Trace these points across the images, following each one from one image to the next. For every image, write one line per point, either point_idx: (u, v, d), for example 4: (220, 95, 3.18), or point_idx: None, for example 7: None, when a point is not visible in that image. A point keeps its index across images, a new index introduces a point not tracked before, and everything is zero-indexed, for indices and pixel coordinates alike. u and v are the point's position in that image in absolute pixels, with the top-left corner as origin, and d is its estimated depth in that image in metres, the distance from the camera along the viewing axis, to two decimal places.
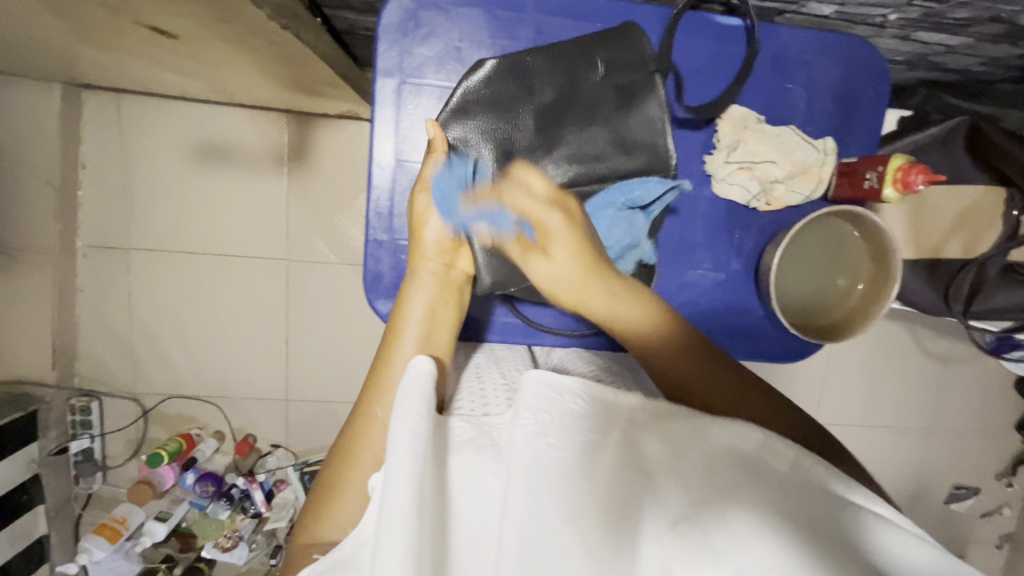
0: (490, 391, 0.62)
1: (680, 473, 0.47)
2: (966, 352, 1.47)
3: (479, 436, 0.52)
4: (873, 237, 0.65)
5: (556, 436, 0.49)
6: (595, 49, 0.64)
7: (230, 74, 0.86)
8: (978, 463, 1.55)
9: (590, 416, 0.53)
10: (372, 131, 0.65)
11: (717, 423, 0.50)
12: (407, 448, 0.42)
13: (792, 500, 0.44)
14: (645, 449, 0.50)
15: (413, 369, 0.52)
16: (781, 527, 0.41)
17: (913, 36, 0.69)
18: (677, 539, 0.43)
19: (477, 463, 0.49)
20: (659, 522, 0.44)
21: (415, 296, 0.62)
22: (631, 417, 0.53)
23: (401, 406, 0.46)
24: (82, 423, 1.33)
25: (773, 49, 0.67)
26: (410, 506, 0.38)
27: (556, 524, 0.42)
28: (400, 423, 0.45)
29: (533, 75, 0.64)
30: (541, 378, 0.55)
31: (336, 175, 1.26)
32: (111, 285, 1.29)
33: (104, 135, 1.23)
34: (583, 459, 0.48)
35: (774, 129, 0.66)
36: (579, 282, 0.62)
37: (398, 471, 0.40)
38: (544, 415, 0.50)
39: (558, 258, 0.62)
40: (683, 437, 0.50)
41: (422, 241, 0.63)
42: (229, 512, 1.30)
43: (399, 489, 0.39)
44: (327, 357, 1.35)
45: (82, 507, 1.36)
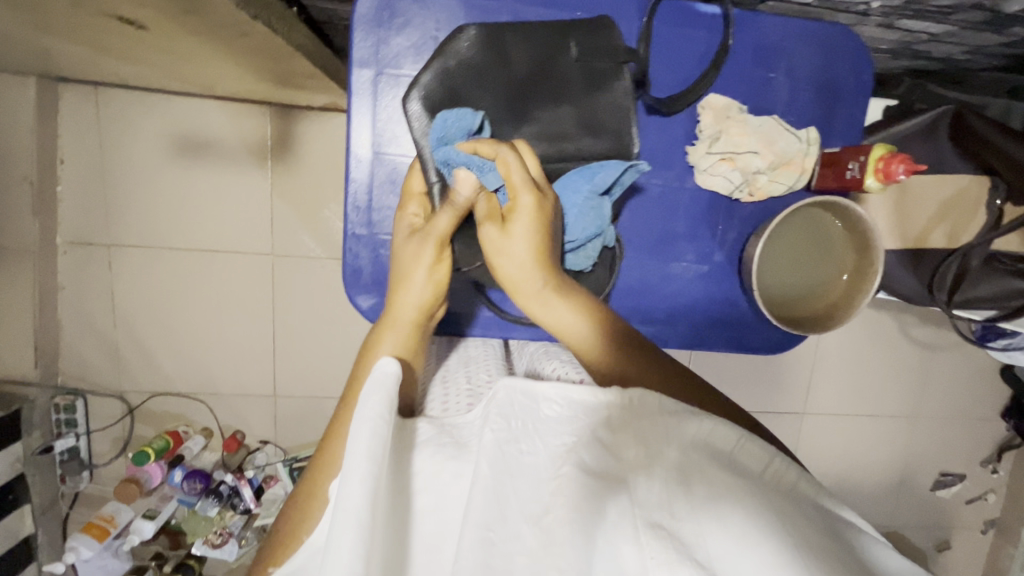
0: (452, 393, 0.64)
1: (654, 470, 0.47)
2: (953, 341, 1.48)
3: (440, 436, 0.53)
4: (856, 228, 0.65)
5: (525, 440, 0.51)
6: (569, 32, 0.63)
7: (207, 67, 0.84)
8: (964, 450, 1.57)
9: (567, 421, 0.53)
10: (349, 123, 0.64)
11: (694, 420, 0.51)
12: (367, 450, 0.42)
13: (766, 505, 0.45)
14: (622, 450, 0.50)
15: (379, 370, 0.49)
16: (757, 533, 0.43)
17: (896, 24, 0.68)
18: (655, 540, 0.42)
19: (440, 463, 0.50)
20: (634, 520, 0.43)
21: (389, 340, 0.56)
22: (608, 416, 0.52)
23: (365, 404, 0.45)
24: (66, 422, 1.31)
25: (753, 37, 0.66)
26: (366, 505, 0.39)
27: (519, 525, 0.44)
28: (363, 421, 0.44)
29: (505, 49, 0.62)
30: (515, 385, 0.55)
31: (321, 168, 1.25)
32: (93, 282, 1.28)
33: (82, 129, 1.20)
34: (551, 462, 0.49)
35: (757, 119, 0.65)
36: (529, 271, 0.55)
37: (355, 470, 0.40)
38: (515, 420, 0.52)
39: (516, 237, 0.55)
40: (657, 436, 0.50)
41: (401, 291, 0.57)
42: (218, 509, 1.28)
43: (354, 490, 0.39)
44: (315, 352, 1.34)
45: (70, 507, 1.34)
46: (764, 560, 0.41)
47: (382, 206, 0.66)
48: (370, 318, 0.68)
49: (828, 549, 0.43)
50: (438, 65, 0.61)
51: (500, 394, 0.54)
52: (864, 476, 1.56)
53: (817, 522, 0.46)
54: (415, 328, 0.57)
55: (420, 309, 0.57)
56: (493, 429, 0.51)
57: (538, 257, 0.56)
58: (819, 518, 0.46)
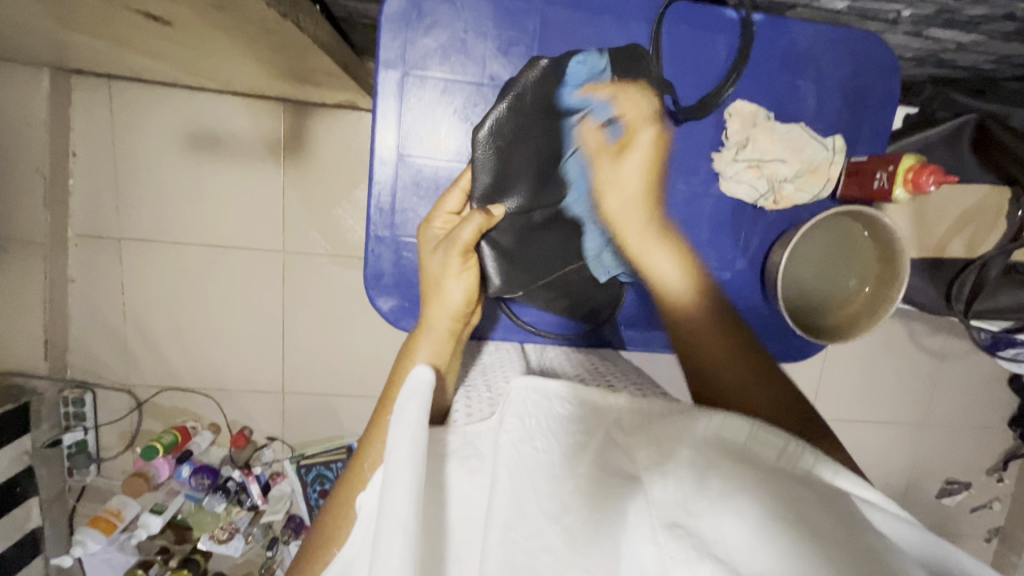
0: (475, 404, 0.61)
1: (669, 469, 0.48)
2: (963, 349, 1.47)
3: (465, 443, 0.53)
4: (880, 236, 0.64)
5: (540, 436, 0.50)
6: (636, 77, 0.63)
7: (226, 62, 0.84)
8: (971, 459, 1.56)
9: (576, 420, 0.53)
10: (373, 123, 0.63)
11: (703, 418, 0.52)
12: (406, 455, 0.41)
13: (781, 497, 0.44)
14: (634, 450, 0.51)
15: (413, 378, 0.49)
16: (778, 527, 0.42)
17: (924, 32, 0.68)
18: (674, 541, 0.42)
19: (465, 470, 0.51)
20: (653, 520, 0.44)
21: (426, 348, 0.58)
22: (618, 419, 0.54)
23: (404, 412, 0.45)
24: (75, 415, 1.31)
25: (781, 43, 0.66)
26: (408, 511, 0.39)
27: (542, 522, 0.44)
28: (399, 430, 0.44)
29: (587, 90, 0.63)
30: (527, 384, 0.54)
31: (333, 166, 1.24)
32: (103, 276, 1.27)
33: (94, 122, 1.20)
34: (567, 458, 0.49)
35: (784, 127, 0.65)
36: (633, 204, 0.66)
37: (397, 476, 0.40)
38: (529, 419, 0.51)
39: (629, 166, 0.65)
40: (668, 436, 0.51)
41: (443, 299, 0.59)
42: (225, 504, 1.29)
43: (398, 496, 0.39)
44: (323, 350, 1.34)
45: (76, 500, 1.34)
46: (787, 561, 0.40)
47: (405, 208, 0.66)
48: (391, 320, 0.68)
49: (851, 530, 0.41)
50: (514, 99, 0.59)
51: (515, 394, 0.53)
52: (868, 483, 1.56)
53: (833, 503, 0.44)
54: (452, 337, 0.60)
55: (457, 314, 0.59)
56: (507, 430, 0.50)
57: (644, 192, 0.67)
58: (842, 507, 0.44)
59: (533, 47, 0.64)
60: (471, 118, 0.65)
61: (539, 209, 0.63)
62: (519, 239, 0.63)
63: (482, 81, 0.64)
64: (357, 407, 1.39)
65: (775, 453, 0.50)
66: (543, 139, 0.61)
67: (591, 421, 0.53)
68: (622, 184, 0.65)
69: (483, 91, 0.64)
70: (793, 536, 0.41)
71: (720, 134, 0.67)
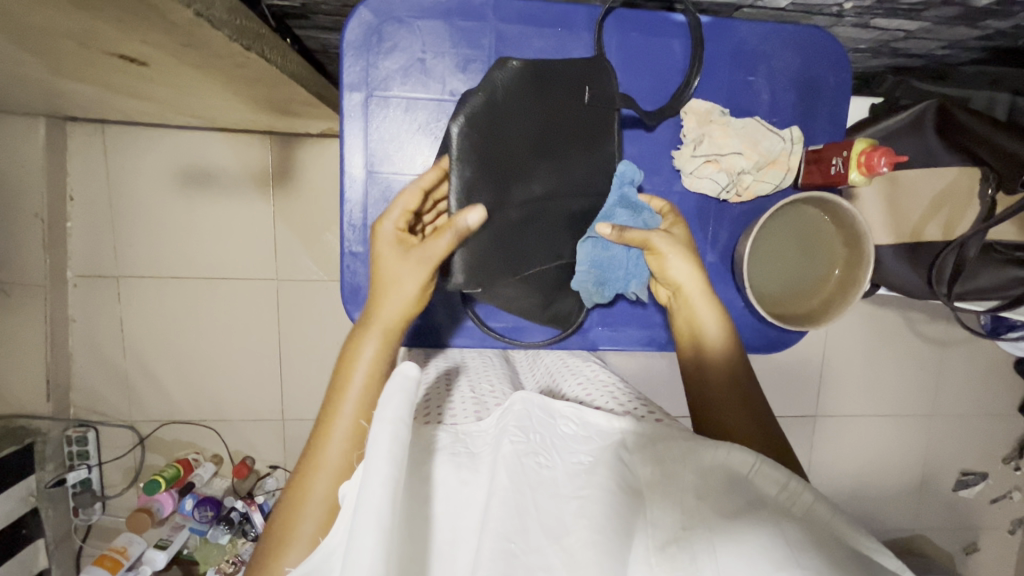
0: (458, 404, 0.63)
1: (671, 491, 0.48)
2: (963, 335, 1.46)
3: (455, 444, 0.52)
4: (842, 221, 0.65)
5: (543, 453, 0.49)
6: (586, 75, 0.64)
7: (208, 99, 0.87)
8: (986, 448, 1.53)
9: (582, 440, 0.52)
10: (342, 146, 0.66)
11: (712, 446, 0.49)
12: (387, 450, 0.39)
13: (784, 535, 0.44)
14: (639, 466, 0.50)
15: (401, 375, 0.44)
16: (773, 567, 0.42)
17: (870, 22, 0.70)
18: (665, 562, 0.44)
19: (454, 472, 0.49)
20: (648, 544, 0.45)
21: (371, 342, 0.59)
22: (625, 438, 0.51)
23: (384, 408, 0.42)
24: (78, 454, 1.32)
25: (731, 42, 0.68)
26: (386, 506, 0.37)
27: (541, 540, 0.42)
28: (381, 425, 0.41)
29: (550, 86, 0.63)
30: (533, 399, 0.53)
31: (321, 193, 1.28)
32: (104, 314, 1.30)
33: (90, 166, 1.24)
34: (574, 477, 0.48)
35: (739, 121, 0.66)
36: (690, 276, 0.64)
37: (375, 472, 0.38)
38: (534, 434, 0.50)
39: (675, 258, 0.64)
40: (676, 455, 0.49)
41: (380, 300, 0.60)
42: (229, 536, 1.28)
43: (373, 494, 0.37)
44: (322, 375, 1.35)
45: (83, 540, 1.34)
46: None
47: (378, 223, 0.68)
48: None
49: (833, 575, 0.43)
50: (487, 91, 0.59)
51: (517, 406, 0.52)
52: (882, 479, 1.53)
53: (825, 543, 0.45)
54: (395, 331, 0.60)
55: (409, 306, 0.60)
56: (511, 440, 0.48)
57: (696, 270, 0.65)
58: (830, 542, 0.46)
59: (490, 63, 0.66)
60: (436, 133, 0.67)
61: (512, 207, 0.62)
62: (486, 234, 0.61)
63: (443, 97, 0.67)
64: None
65: (774, 487, 0.48)
66: (511, 131, 0.60)
67: (593, 441, 0.51)
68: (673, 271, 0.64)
69: (445, 106, 0.67)
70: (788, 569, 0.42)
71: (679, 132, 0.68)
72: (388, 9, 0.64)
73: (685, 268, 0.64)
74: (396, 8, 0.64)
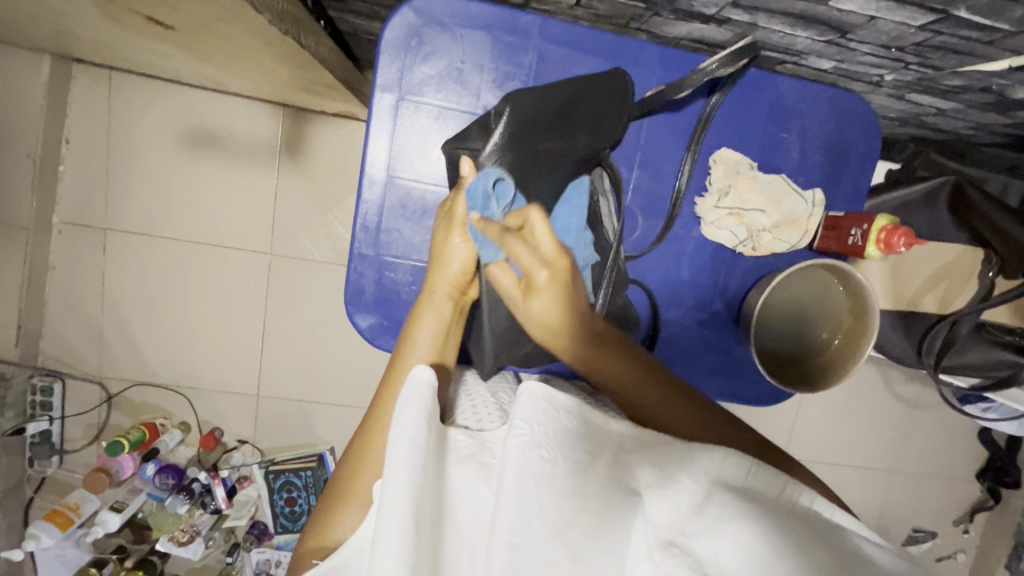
0: (482, 410, 0.61)
1: (670, 491, 0.44)
2: (935, 399, 1.50)
3: (482, 451, 0.49)
4: (853, 291, 0.65)
5: (547, 446, 0.43)
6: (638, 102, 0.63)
7: (229, 66, 0.85)
8: (939, 508, 1.58)
9: (584, 435, 0.47)
10: (366, 144, 0.64)
11: (707, 449, 0.48)
12: (405, 459, 0.41)
13: (778, 526, 0.43)
14: (636, 469, 0.47)
15: (414, 377, 0.48)
16: (772, 547, 0.40)
17: (906, 96, 0.70)
18: (669, 558, 0.40)
19: (472, 478, 0.46)
20: (648, 538, 0.42)
21: (429, 322, 0.58)
22: (621, 441, 0.49)
23: (403, 412, 0.45)
24: (41, 404, 1.28)
25: (769, 97, 0.67)
26: (408, 511, 0.38)
27: (543, 533, 0.38)
28: (399, 430, 0.43)
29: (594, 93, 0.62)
30: (539, 388, 0.47)
31: (328, 172, 1.25)
32: (85, 264, 1.26)
33: (93, 111, 1.20)
34: (574, 470, 0.43)
35: (767, 177, 0.66)
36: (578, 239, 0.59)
37: (396, 478, 0.39)
38: (537, 425, 0.44)
39: (563, 210, 0.58)
40: (672, 461, 0.48)
41: (444, 271, 0.58)
42: (187, 506, 1.27)
43: (395, 498, 0.38)
44: (302, 355, 1.33)
45: (34, 491, 1.30)
46: None
47: (391, 228, 0.66)
48: (368, 337, 0.67)
49: (841, 566, 0.40)
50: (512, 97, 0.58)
51: (524, 396, 0.46)
52: None
53: (831, 540, 0.43)
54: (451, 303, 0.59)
55: (466, 272, 0.58)
56: (515, 435, 0.43)
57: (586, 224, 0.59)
58: (832, 538, 0.44)
59: (528, 83, 0.65)
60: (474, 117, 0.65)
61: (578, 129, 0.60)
62: (517, 121, 0.57)
63: (476, 110, 0.65)
64: (331, 416, 1.37)
65: (770, 489, 0.48)
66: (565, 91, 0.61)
67: (598, 441, 0.48)
68: (562, 220, 0.59)
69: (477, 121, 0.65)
70: (786, 550, 0.40)
71: (705, 179, 0.68)
72: (432, 13, 0.62)
73: (562, 278, 0.53)
74: (440, 12, 0.62)
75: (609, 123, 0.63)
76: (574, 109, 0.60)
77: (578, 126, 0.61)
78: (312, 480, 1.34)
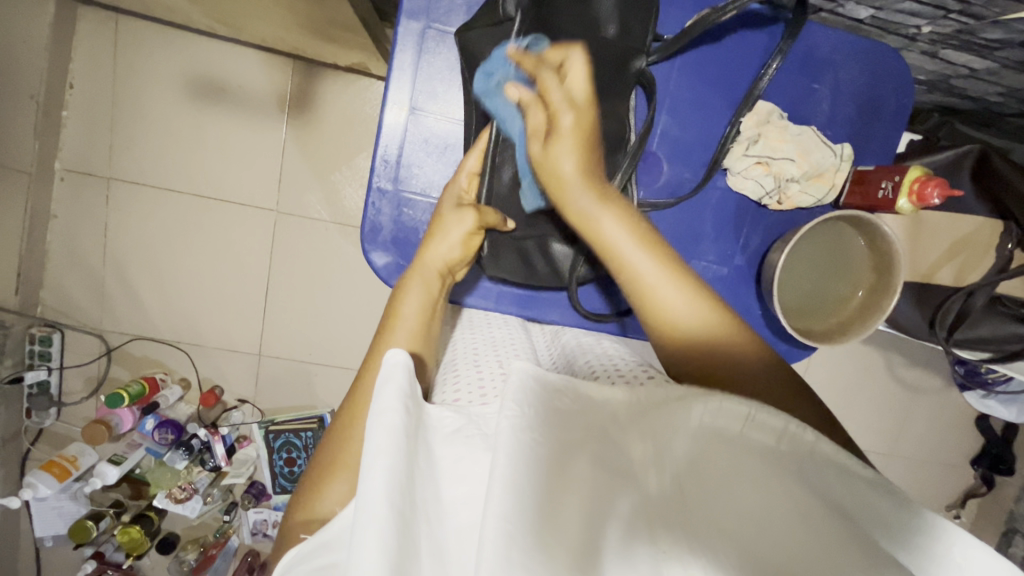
0: (486, 379, 0.58)
1: (665, 461, 0.41)
2: (935, 384, 1.51)
3: (467, 427, 0.47)
4: (879, 246, 0.64)
5: (542, 425, 0.39)
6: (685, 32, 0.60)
7: (243, 1, 0.83)
8: (933, 493, 1.59)
9: (593, 408, 0.42)
10: (389, 75, 0.63)
11: (700, 403, 0.41)
12: (387, 444, 0.37)
13: (776, 490, 0.38)
14: (632, 441, 0.42)
15: (388, 361, 0.44)
16: (766, 520, 0.37)
17: (940, 53, 0.69)
18: (672, 535, 0.36)
19: (466, 455, 0.44)
20: (649, 517, 0.37)
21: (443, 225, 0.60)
22: (624, 409, 0.43)
23: (381, 399, 0.41)
24: (40, 354, 1.25)
25: (804, 45, 0.66)
26: (386, 498, 0.34)
27: (541, 523, 0.34)
28: (379, 424, 0.38)
29: (630, 11, 0.60)
30: None
31: (338, 129, 1.23)
32: (88, 213, 1.24)
33: (98, 55, 1.17)
34: (576, 454, 0.38)
35: (796, 128, 0.65)
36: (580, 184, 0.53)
37: (373, 468, 0.36)
38: (531, 404, 0.40)
39: (561, 153, 0.54)
40: (662, 424, 0.42)
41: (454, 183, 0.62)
42: (186, 462, 1.27)
43: (375, 489, 0.34)
44: (307, 316, 1.32)
45: (31, 443, 1.28)
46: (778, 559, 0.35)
47: (411, 164, 0.65)
48: (383, 277, 0.66)
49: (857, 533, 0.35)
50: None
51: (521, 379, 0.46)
52: None
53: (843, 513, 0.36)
54: (440, 280, 0.60)
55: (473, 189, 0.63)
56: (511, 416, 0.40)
57: (584, 170, 0.54)
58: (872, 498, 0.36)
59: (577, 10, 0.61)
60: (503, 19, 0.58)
61: (609, 35, 0.60)
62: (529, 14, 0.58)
63: None
64: (334, 378, 1.36)
65: (772, 436, 0.40)
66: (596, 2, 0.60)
67: (596, 414, 0.42)
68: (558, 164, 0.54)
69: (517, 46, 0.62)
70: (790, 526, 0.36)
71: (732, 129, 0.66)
72: None
73: (570, 164, 0.54)
74: None
75: (638, 21, 0.61)
76: (593, 5, 0.59)
77: (602, 19, 0.60)
78: (312, 441, 1.32)
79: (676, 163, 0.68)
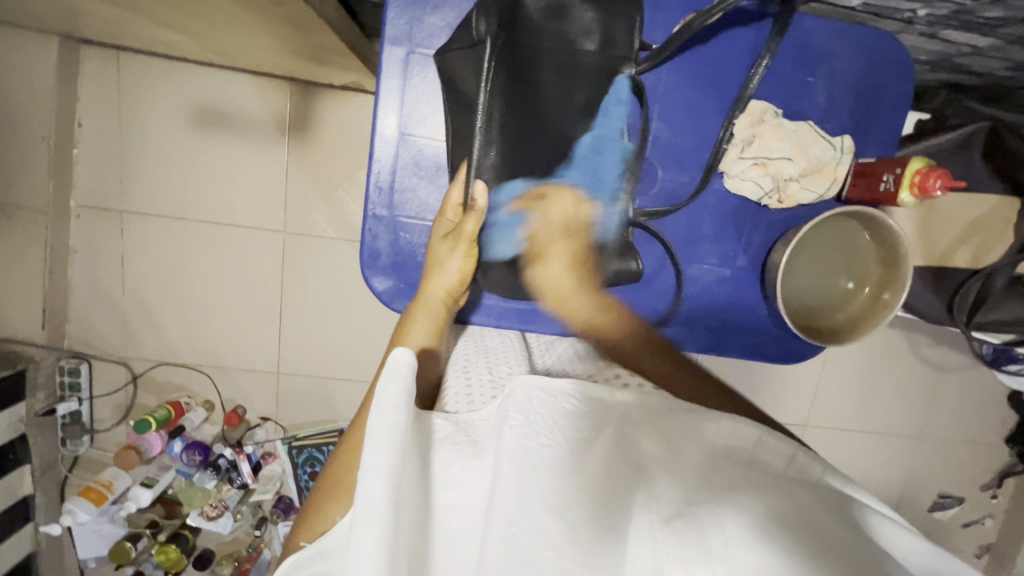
0: (477, 386, 0.58)
1: (674, 467, 0.44)
2: (963, 362, 1.46)
3: (461, 434, 0.48)
4: (885, 240, 0.63)
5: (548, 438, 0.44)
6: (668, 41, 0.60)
7: (233, 34, 0.84)
8: (967, 474, 1.55)
9: (583, 415, 0.48)
10: (377, 102, 0.63)
11: (712, 422, 0.49)
12: (384, 443, 0.38)
13: (792, 500, 0.41)
14: (638, 448, 0.46)
15: (394, 361, 0.45)
16: (779, 525, 0.39)
17: (940, 34, 0.67)
18: (672, 536, 0.39)
19: (456, 462, 0.45)
20: (652, 518, 0.40)
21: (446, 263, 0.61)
22: (621, 419, 0.49)
23: (382, 397, 0.42)
24: (70, 385, 1.30)
25: (796, 38, 0.64)
26: (385, 496, 0.36)
27: (543, 516, 0.38)
28: (382, 416, 0.40)
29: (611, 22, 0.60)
30: (532, 381, 0.50)
31: (338, 147, 1.24)
32: (106, 247, 1.27)
33: (103, 93, 1.20)
34: (575, 454, 0.43)
35: (791, 124, 0.63)
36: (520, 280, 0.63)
37: (374, 465, 0.37)
38: (534, 416, 0.46)
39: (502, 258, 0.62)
40: (676, 435, 0.47)
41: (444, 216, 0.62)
42: (215, 482, 1.29)
43: (375, 487, 0.36)
44: (321, 332, 1.34)
45: (69, 470, 1.33)
46: (781, 558, 0.36)
47: (405, 188, 0.65)
48: (385, 300, 0.67)
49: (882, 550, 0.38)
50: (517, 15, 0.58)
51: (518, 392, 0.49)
52: None
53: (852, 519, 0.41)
54: (445, 307, 0.62)
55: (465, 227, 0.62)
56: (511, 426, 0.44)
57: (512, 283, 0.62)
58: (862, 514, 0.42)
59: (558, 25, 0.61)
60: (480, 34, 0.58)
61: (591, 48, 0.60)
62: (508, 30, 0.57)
63: None
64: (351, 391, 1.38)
65: (783, 461, 0.47)
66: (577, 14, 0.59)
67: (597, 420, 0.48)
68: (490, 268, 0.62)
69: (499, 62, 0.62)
70: (812, 531, 0.38)
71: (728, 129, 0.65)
72: None
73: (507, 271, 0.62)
74: None
75: (622, 30, 0.61)
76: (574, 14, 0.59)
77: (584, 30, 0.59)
78: None
79: (671, 167, 0.67)
